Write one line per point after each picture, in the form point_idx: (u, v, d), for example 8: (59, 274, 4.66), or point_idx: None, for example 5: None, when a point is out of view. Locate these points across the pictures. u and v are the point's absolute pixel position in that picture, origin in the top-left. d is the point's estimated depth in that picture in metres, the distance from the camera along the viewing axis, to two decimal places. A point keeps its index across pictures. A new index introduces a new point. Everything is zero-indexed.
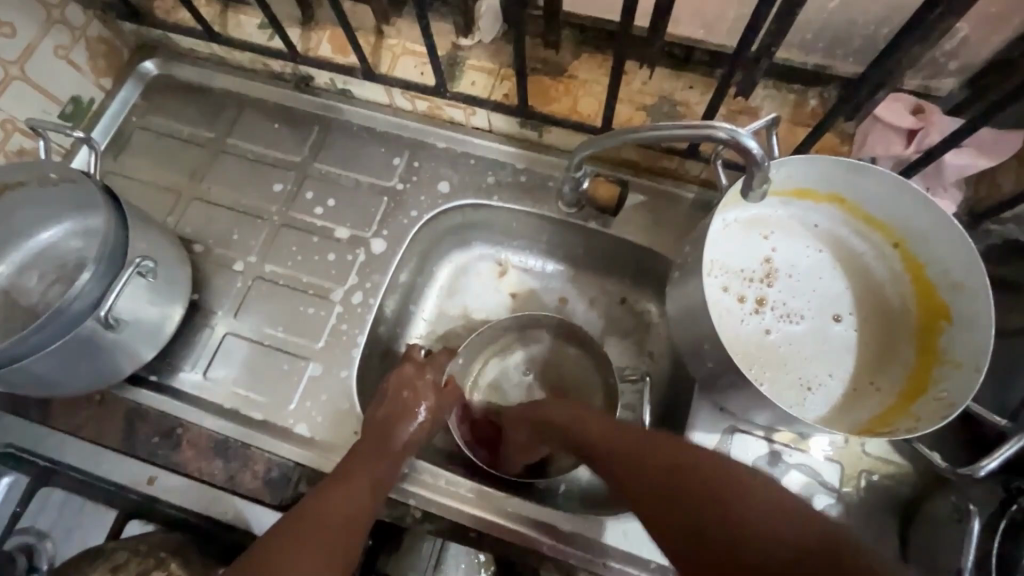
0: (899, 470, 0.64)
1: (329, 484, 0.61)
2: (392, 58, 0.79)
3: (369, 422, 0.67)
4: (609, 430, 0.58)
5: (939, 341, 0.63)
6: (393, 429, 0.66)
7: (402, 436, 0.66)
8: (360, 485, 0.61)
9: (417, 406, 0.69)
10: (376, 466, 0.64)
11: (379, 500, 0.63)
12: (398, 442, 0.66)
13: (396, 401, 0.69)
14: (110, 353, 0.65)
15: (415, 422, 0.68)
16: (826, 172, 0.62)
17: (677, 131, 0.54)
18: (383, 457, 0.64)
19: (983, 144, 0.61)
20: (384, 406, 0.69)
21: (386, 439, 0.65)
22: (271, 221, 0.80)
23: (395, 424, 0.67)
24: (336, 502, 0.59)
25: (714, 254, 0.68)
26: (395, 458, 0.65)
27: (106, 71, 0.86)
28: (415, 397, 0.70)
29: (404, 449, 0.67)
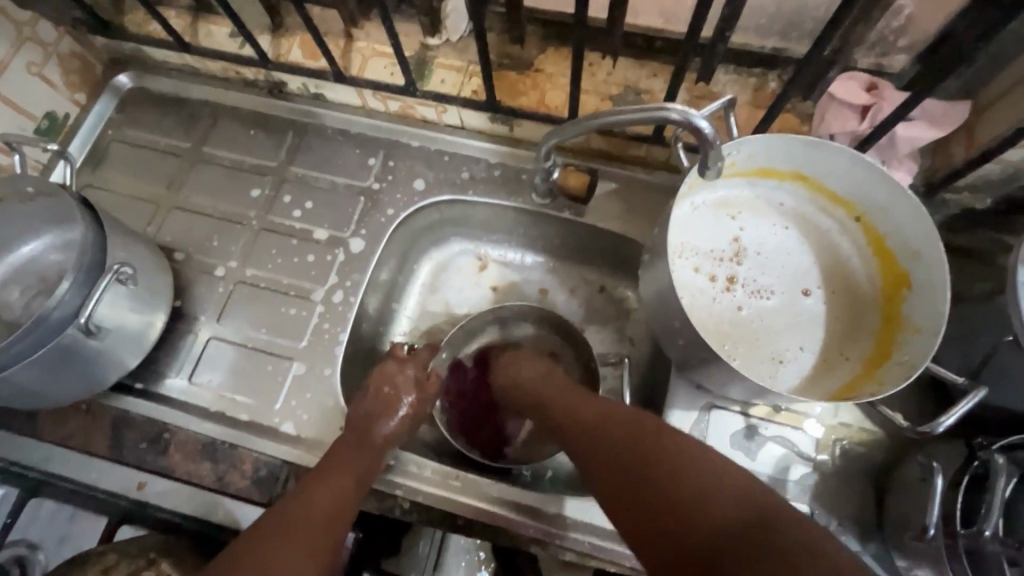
0: (873, 437, 0.66)
1: (312, 481, 0.62)
2: (362, 60, 0.80)
3: (351, 417, 0.68)
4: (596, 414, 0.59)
5: (903, 308, 0.65)
6: (375, 423, 0.68)
7: (384, 430, 0.68)
8: (344, 478, 0.63)
9: (398, 401, 0.70)
10: (361, 459, 0.65)
11: (363, 493, 0.64)
12: (379, 435, 0.67)
13: (378, 396, 0.70)
14: (93, 361, 0.66)
15: (396, 416, 0.69)
16: (785, 150, 0.64)
17: (635, 116, 0.56)
18: (366, 450, 0.65)
19: (933, 116, 0.63)
20: (366, 402, 0.69)
21: (369, 433, 0.66)
22: (250, 226, 0.81)
23: (378, 419, 0.68)
24: (324, 496, 0.61)
25: (684, 236, 0.69)
26: (378, 451, 0.66)
27: (80, 86, 0.87)
28: (397, 393, 0.71)
29: (387, 442, 0.68)
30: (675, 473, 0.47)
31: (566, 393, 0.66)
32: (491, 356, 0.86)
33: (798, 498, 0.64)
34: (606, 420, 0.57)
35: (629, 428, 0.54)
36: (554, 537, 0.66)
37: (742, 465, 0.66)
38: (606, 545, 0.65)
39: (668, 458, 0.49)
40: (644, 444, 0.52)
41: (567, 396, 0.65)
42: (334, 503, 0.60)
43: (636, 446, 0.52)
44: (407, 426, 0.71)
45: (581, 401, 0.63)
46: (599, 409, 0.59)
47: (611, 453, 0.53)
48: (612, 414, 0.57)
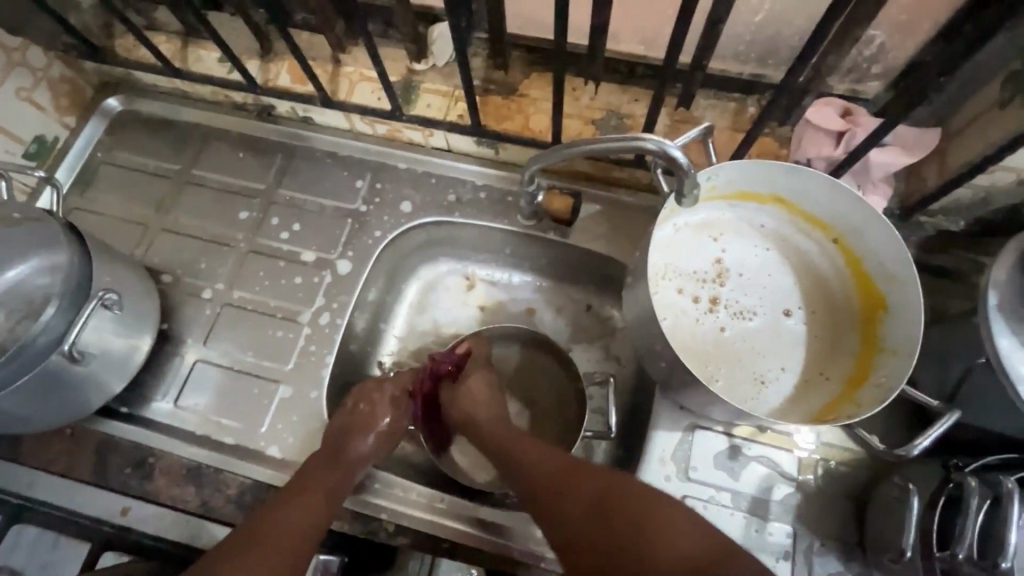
0: (854, 456, 0.67)
1: (283, 499, 0.61)
2: (349, 85, 0.81)
3: (326, 433, 0.69)
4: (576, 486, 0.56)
5: (879, 329, 0.66)
6: (349, 439, 0.68)
7: (359, 447, 0.68)
8: (313, 494, 0.62)
9: (374, 418, 0.70)
10: (330, 476, 0.65)
11: (336, 510, 0.63)
12: (352, 452, 0.67)
13: (353, 413, 0.70)
14: (79, 386, 0.66)
15: (371, 433, 0.69)
16: (763, 175, 0.65)
17: (612, 144, 0.57)
18: (336, 467, 0.65)
19: (906, 142, 0.64)
20: (341, 420, 0.70)
21: (340, 450, 0.67)
22: (238, 248, 0.82)
23: (351, 435, 0.68)
24: (289, 516, 0.60)
25: (667, 259, 0.70)
26: (349, 467, 0.66)
27: (70, 109, 0.87)
28: (374, 410, 0.71)
29: (359, 459, 0.68)
30: (632, 525, 0.50)
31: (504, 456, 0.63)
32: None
33: (781, 518, 0.65)
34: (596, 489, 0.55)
35: (591, 482, 0.56)
36: (540, 560, 0.66)
37: (726, 485, 0.66)
38: None
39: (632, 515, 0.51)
40: (609, 510, 0.53)
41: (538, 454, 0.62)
42: (301, 518, 0.60)
43: (604, 508, 0.53)
44: (384, 443, 0.71)
45: (565, 468, 0.59)
46: (563, 461, 0.60)
47: (579, 519, 0.54)
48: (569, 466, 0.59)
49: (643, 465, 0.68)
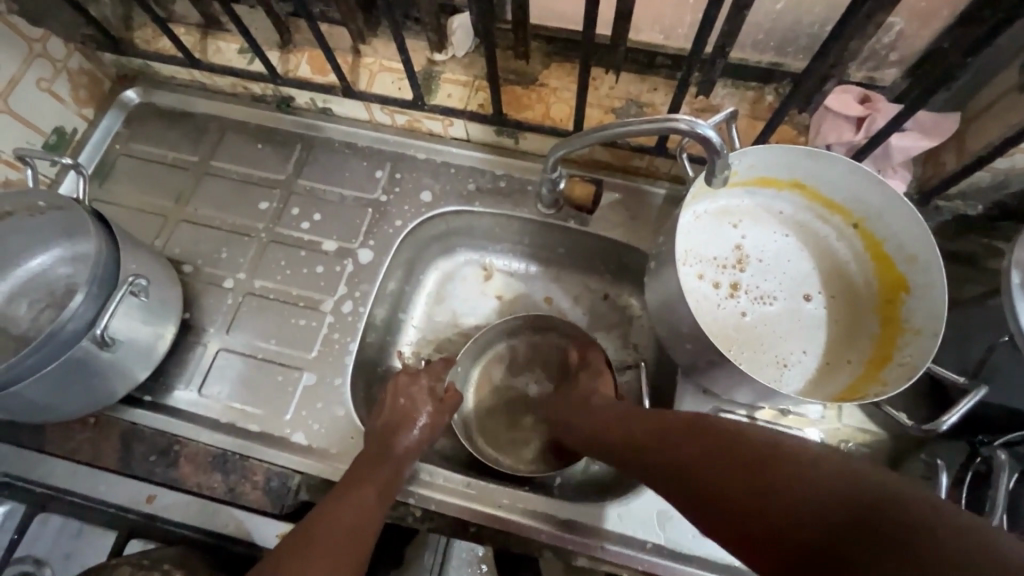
0: (876, 438, 0.67)
1: (334, 496, 0.62)
2: (370, 75, 0.82)
3: (371, 430, 0.69)
4: (707, 447, 0.50)
5: (900, 312, 0.66)
6: (395, 433, 0.68)
7: (404, 441, 0.68)
8: (368, 491, 0.63)
9: (415, 413, 0.71)
10: (381, 470, 0.65)
11: (386, 507, 0.64)
12: (398, 448, 0.67)
13: (395, 409, 0.71)
14: (105, 373, 0.66)
15: (416, 426, 0.69)
16: (784, 161, 0.66)
17: (642, 126, 0.58)
18: (386, 463, 0.66)
19: (925, 126, 0.66)
20: (385, 415, 0.70)
21: (387, 443, 0.67)
22: (259, 238, 0.82)
23: (396, 430, 0.68)
24: (346, 512, 0.60)
25: (688, 244, 0.71)
26: (397, 461, 0.66)
27: (89, 101, 0.88)
28: (413, 404, 0.71)
29: (406, 454, 0.68)
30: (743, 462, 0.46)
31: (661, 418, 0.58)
32: (498, 364, 0.87)
33: None
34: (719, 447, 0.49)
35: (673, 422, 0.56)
36: (567, 542, 0.66)
37: None
38: (619, 549, 0.65)
39: (748, 460, 0.46)
40: (735, 441, 0.49)
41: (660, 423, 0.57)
42: (359, 515, 0.60)
43: (729, 446, 0.49)
44: (428, 437, 0.71)
45: (664, 441, 0.55)
46: (663, 421, 0.57)
47: (688, 455, 0.51)
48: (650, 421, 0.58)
49: None
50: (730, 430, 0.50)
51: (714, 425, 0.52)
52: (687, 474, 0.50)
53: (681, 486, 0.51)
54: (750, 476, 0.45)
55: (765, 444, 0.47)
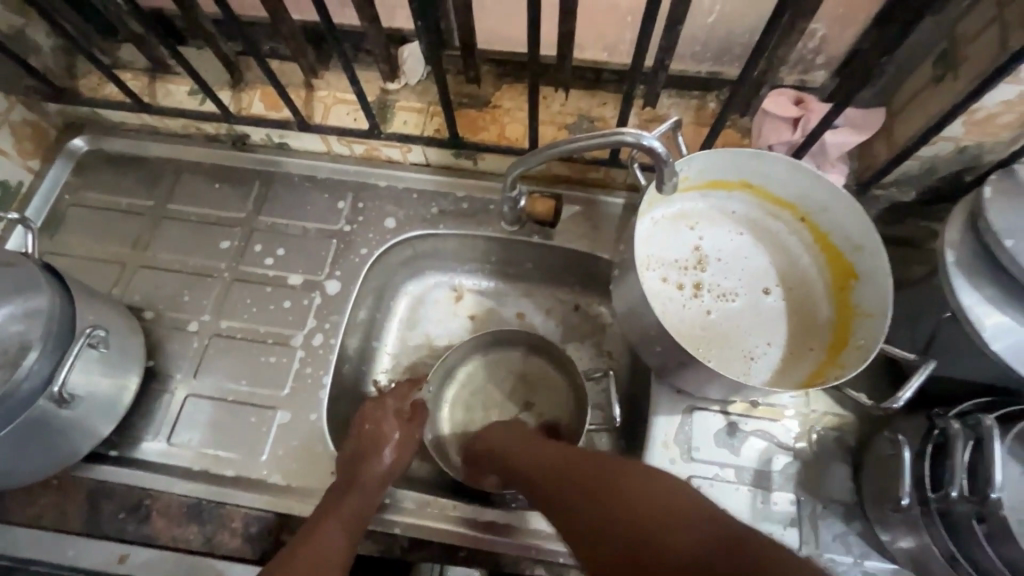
0: (843, 420, 0.70)
1: (302, 536, 0.61)
2: (325, 109, 0.83)
3: (339, 459, 0.68)
4: (609, 481, 0.54)
5: (853, 296, 0.70)
6: (365, 460, 0.67)
7: (374, 467, 0.67)
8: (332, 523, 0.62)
9: (383, 436, 0.70)
10: (349, 501, 0.64)
11: (357, 537, 0.63)
12: (367, 474, 0.66)
13: (362, 434, 0.70)
14: (67, 431, 0.64)
15: (386, 448, 0.69)
16: (729, 164, 0.69)
17: (592, 141, 0.60)
18: (354, 491, 0.65)
19: (855, 121, 0.70)
20: (354, 441, 0.70)
21: (356, 472, 0.66)
22: (222, 277, 0.81)
23: (366, 457, 0.67)
24: (312, 551, 0.59)
25: (649, 250, 0.74)
26: (368, 488, 0.66)
27: (34, 152, 0.85)
28: (381, 427, 0.71)
29: (377, 480, 0.67)
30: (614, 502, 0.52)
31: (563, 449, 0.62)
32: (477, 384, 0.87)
33: (784, 488, 0.68)
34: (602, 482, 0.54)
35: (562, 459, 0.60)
36: (558, 555, 0.66)
37: (727, 462, 0.69)
38: None
39: (627, 495, 0.52)
40: (611, 480, 0.54)
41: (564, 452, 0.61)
42: (324, 550, 0.60)
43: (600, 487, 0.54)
44: (399, 459, 0.70)
45: (566, 470, 0.58)
46: (555, 460, 0.61)
47: (573, 487, 0.56)
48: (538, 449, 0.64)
49: (647, 450, 0.70)
50: (603, 465, 0.56)
51: (588, 466, 0.57)
52: (582, 497, 0.54)
53: (581, 504, 0.54)
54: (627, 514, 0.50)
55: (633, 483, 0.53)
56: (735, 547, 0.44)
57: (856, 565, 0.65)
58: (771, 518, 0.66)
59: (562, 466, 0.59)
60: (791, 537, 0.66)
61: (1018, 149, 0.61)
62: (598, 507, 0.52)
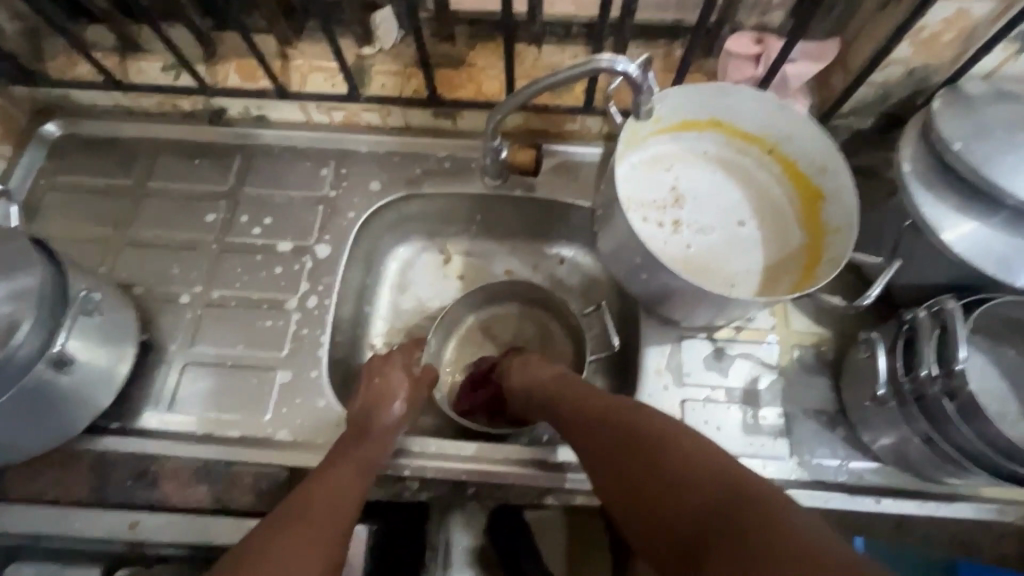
0: (821, 337, 0.75)
1: (311, 480, 0.61)
2: (301, 76, 0.83)
3: (350, 414, 0.70)
4: (620, 413, 0.59)
5: (822, 219, 0.74)
6: (375, 411, 0.69)
7: (384, 418, 0.69)
8: (345, 469, 0.63)
9: (393, 390, 0.73)
10: (365, 448, 0.66)
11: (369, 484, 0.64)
12: (377, 424, 0.68)
13: (370, 389, 0.72)
14: (66, 400, 0.64)
15: (396, 402, 0.71)
16: (698, 100, 0.73)
17: (564, 76, 0.63)
18: (366, 440, 0.66)
19: (812, 54, 0.74)
20: (363, 396, 0.72)
21: (367, 422, 0.68)
22: (210, 250, 0.81)
23: (375, 408, 0.69)
24: (322, 494, 0.60)
25: (629, 191, 0.77)
26: (379, 437, 0.67)
27: (5, 138, 0.84)
28: (388, 381, 0.73)
29: (387, 430, 0.68)
30: (631, 440, 0.56)
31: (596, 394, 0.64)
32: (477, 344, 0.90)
33: (771, 403, 0.71)
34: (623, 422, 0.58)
35: (579, 390, 0.66)
36: (565, 481, 0.69)
37: (717, 384, 0.73)
38: None
39: (659, 452, 0.53)
40: (613, 415, 0.60)
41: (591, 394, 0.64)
42: (336, 493, 0.60)
43: (613, 418, 0.59)
44: (408, 413, 0.72)
45: (581, 407, 0.64)
46: (575, 392, 0.66)
47: (592, 428, 0.60)
48: (579, 382, 0.68)
49: (641, 379, 0.73)
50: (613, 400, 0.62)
51: (596, 399, 0.63)
52: (597, 425, 0.60)
53: (591, 429, 0.60)
54: (668, 471, 0.51)
55: (659, 429, 0.55)
56: (747, 505, 0.45)
57: (843, 468, 0.69)
58: (763, 431, 0.70)
59: (581, 401, 0.64)
60: (782, 447, 0.69)
61: (961, 65, 0.66)
62: (610, 441, 0.58)
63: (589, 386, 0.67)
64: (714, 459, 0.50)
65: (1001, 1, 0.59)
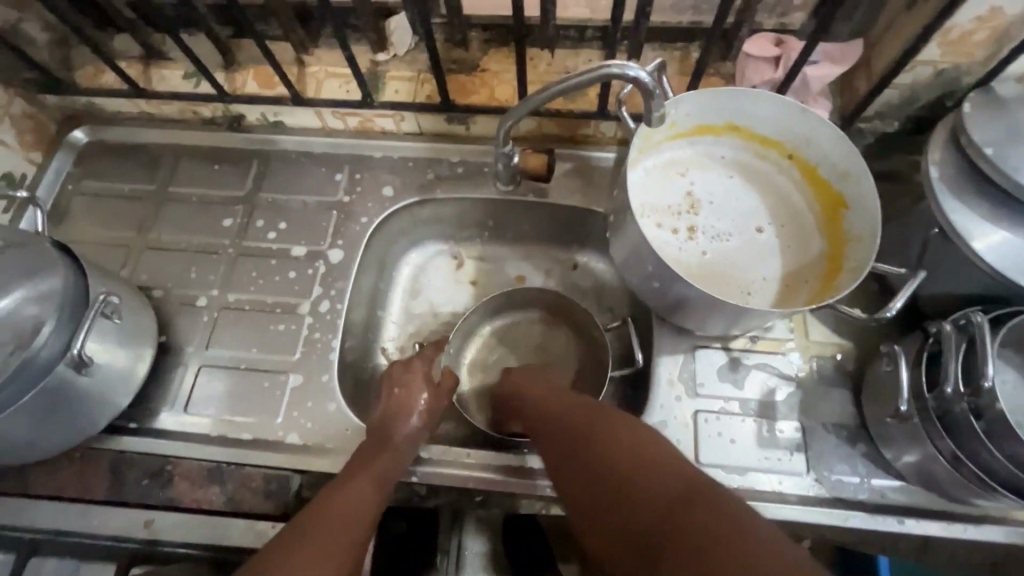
0: (842, 348, 0.72)
1: (334, 490, 0.61)
2: (317, 83, 0.84)
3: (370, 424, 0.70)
4: (582, 412, 0.60)
5: (843, 226, 0.71)
6: (397, 422, 0.69)
7: (404, 430, 0.68)
8: (366, 481, 0.62)
9: (413, 400, 0.72)
10: (383, 460, 0.65)
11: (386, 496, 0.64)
12: (399, 436, 0.68)
13: (390, 398, 0.72)
14: (85, 400, 0.65)
15: (415, 413, 0.70)
16: (714, 104, 0.71)
17: (581, 78, 0.61)
18: (386, 452, 0.66)
19: (835, 56, 0.71)
20: (383, 406, 0.71)
21: (388, 433, 0.67)
22: (227, 254, 0.83)
23: (396, 419, 0.69)
24: (341, 503, 0.59)
25: (643, 197, 0.76)
26: (399, 450, 0.67)
27: (36, 144, 0.87)
28: (409, 391, 0.73)
29: (407, 442, 0.68)
30: (586, 437, 0.56)
31: (568, 403, 0.63)
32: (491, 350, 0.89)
33: (788, 416, 0.69)
34: (586, 425, 0.57)
35: (550, 393, 0.67)
36: None
37: (731, 395, 0.71)
38: None
39: (613, 445, 0.53)
40: (579, 413, 0.60)
41: (560, 403, 0.64)
42: (357, 504, 0.60)
43: (576, 417, 0.60)
44: (427, 424, 0.72)
45: (549, 406, 0.64)
46: (544, 394, 0.67)
47: (554, 426, 0.61)
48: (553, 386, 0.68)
49: (653, 389, 0.71)
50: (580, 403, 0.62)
51: (565, 400, 0.64)
52: (562, 424, 0.60)
53: (553, 429, 0.61)
54: (617, 464, 0.51)
55: (616, 427, 0.55)
56: (696, 500, 0.44)
57: (863, 485, 0.66)
58: (779, 445, 0.68)
59: (549, 402, 0.65)
60: (799, 462, 0.67)
61: (994, 65, 0.63)
62: (570, 438, 0.58)
63: (560, 390, 0.66)
64: (664, 455, 0.50)
65: None
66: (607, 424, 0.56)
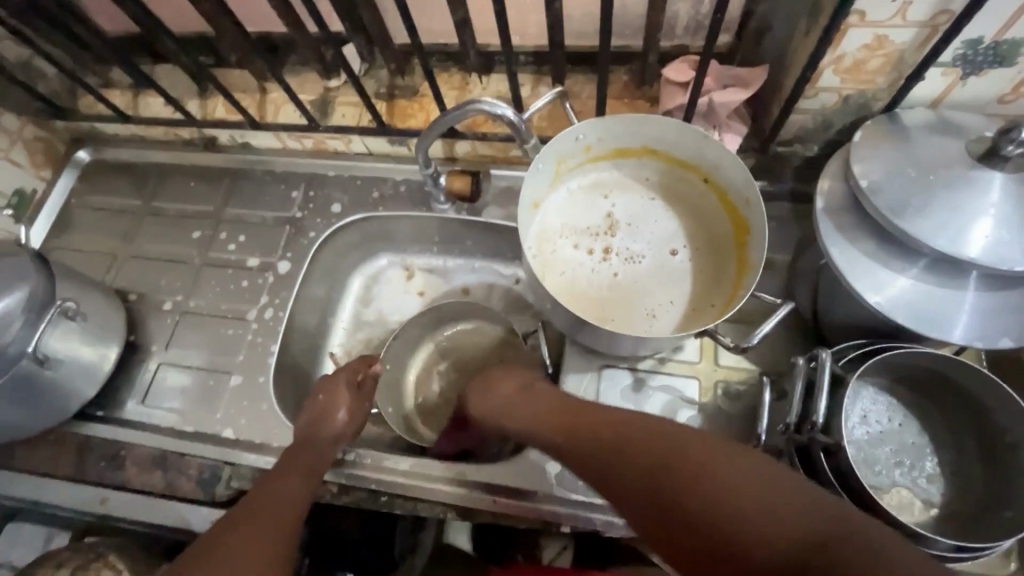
0: (750, 374, 0.72)
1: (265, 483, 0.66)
2: (275, 109, 0.92)
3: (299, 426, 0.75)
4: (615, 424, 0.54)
5: (750, 252, 0.71)
6: (320, 424, 0.74)
7: (329, 431, 0.74)
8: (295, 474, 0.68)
9: (337, 405, 0.77)
10: (307, 456, 0.71)
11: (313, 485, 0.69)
12: (325, 434, 0.73)
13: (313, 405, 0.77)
14: (51, 391, 0.76)
15: (340, 413, 0.76)
16: (624, 130, 0.73)
17: (455, 116, 0.68)
18: (311, 449, 0.71)
19: (745, 81, 0.71)
20: (307, 412, 0.76)
21: (314, 434, 0.73)
22: (194, 263, 0.92)
23: (322, 420, 0.74)
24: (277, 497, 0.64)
25: (560, 218, 0.78)
26: (324, 447, 0.73)
27: (46, 164, 1.00)
28: (331, 399, 0.77)
29: (333, 440, 0.74)
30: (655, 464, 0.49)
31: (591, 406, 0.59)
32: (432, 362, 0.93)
33: None
34: (625, 437, 0.52)
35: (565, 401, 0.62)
36: (466, 500, 0.72)
37: None
38: (512, 501, 0.71)
39: (702, 486, 0.45)
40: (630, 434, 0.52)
41: (587, 407, 0.59)
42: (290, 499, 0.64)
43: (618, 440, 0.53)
44: (351, 422, 0.77)
45: (570, 414, 0.60)
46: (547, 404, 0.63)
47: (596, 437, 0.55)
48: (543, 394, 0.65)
49: None
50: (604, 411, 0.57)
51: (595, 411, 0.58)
52: (599, 434, 0.54)
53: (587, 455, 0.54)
54: (712, 502, 0.44)
55: (697, 458, 0.47)
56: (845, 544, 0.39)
57: None
58: None
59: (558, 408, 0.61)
60: None
61: (895, 93, 0.61)
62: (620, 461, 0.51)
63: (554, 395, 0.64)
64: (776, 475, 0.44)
65: (922, 27, 0.55)
66: (697, 450, 0.48)
